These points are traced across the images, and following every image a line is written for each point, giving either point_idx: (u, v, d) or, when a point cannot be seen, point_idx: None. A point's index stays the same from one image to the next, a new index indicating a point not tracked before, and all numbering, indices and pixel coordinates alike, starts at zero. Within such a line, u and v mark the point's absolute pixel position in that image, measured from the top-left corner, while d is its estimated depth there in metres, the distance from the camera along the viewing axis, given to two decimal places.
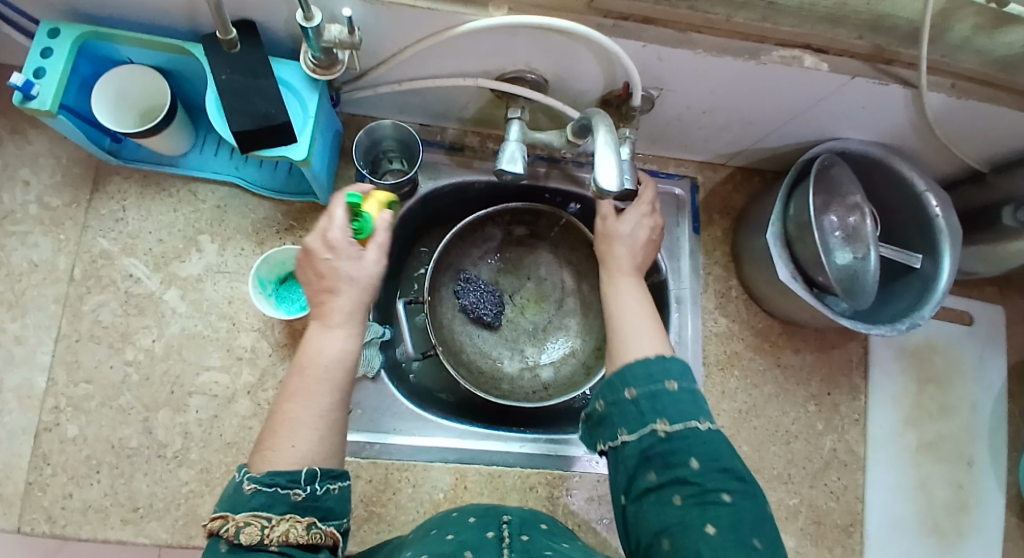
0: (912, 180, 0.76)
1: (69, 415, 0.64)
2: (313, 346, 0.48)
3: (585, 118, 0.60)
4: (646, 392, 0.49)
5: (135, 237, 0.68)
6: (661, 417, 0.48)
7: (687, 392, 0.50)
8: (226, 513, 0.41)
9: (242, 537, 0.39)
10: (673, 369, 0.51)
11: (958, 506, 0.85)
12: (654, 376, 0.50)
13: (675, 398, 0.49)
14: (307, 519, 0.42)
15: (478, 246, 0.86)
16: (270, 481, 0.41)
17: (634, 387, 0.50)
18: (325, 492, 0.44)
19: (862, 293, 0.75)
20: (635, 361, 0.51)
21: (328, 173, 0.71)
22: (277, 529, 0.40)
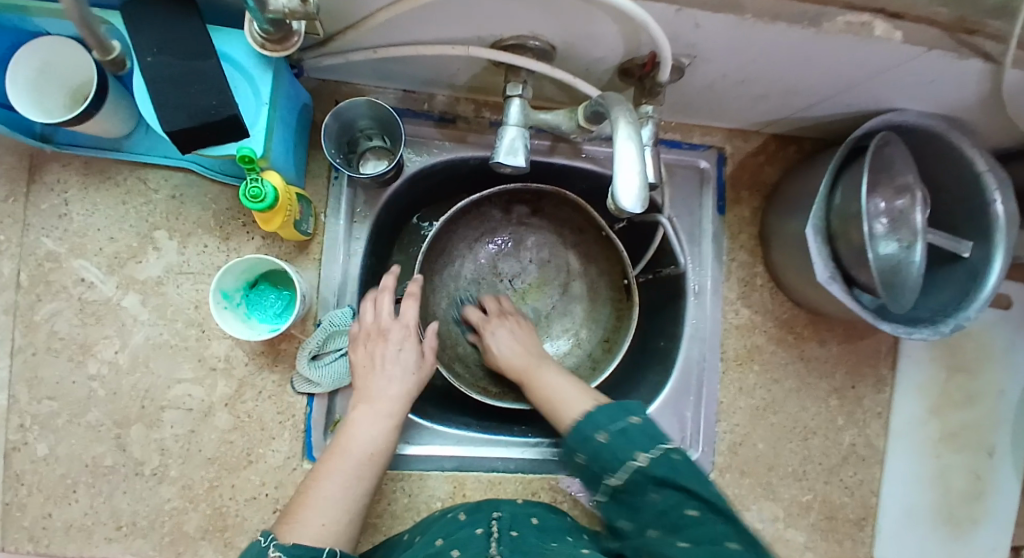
0: (972, 160, 0.65)
1: (37, 434, 0.59)
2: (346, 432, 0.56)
3: (599, 103, 0.49)
4: (589, 453, 0.52)
5: (83, 236, 0.60)
6: (638, 448, 0.50)
7: (625, 430, 0.51)
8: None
9: None
10: (607, 419, 0.53)
11: (974, 495, 0.80)
12: (587, 434, 0.53)
13: (617, 442, 0.51)
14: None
15: (476, 229, 0.79)
16: (293, 553, 0.45)
17: (603, 429, 0.52)
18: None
19: (902, 291, 0.66)
20: (578, 422, 0.54)
21: (297, 159, 0.60)
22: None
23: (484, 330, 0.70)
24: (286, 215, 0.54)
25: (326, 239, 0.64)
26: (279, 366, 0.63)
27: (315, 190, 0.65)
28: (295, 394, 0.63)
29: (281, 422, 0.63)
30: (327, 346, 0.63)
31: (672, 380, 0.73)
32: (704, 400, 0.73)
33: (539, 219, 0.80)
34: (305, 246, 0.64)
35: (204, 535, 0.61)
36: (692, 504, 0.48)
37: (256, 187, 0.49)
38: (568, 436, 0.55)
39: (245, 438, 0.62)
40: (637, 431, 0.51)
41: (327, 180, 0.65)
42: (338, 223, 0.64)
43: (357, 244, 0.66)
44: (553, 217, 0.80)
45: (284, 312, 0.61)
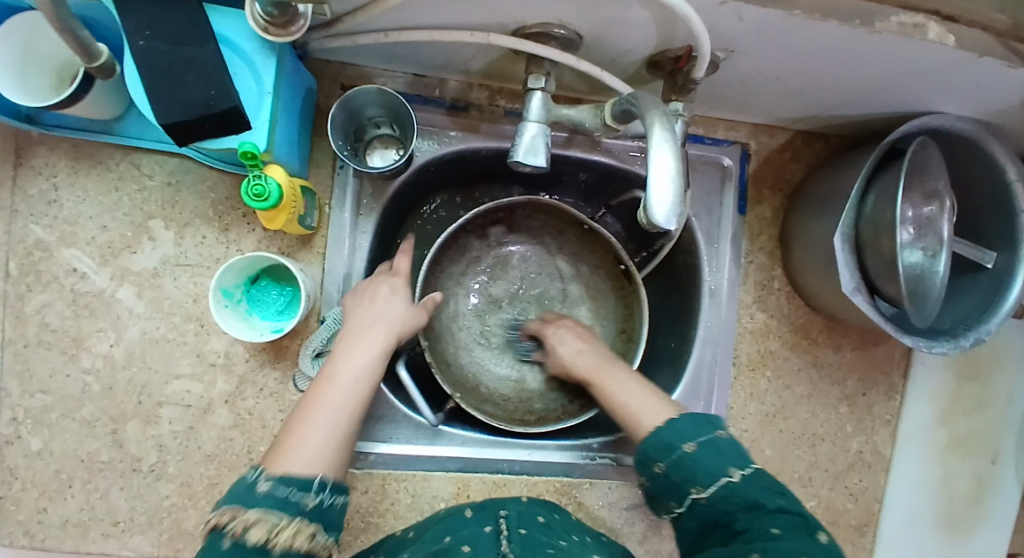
0: (1004, 168, 0.62)
1: (30, 428, 0.57)
2: (332, 366, 0.48)
3: (629, 102, 0.46)
4: (671, 463, 0.44)
5: (74, 224, 0.57)
6: (731, 464, 0.43)
7: (713, 446, 0.43)
8: (232, 508, 0.36)
9: (250, 537, 0.35)
10: (692, 427, 0.45)
11: (976, 501, 0.79)
12: (671, 444, 0.45)
13: (702, 456, 0.43)
14: (314, 528, 0.37)
15: (460, 265, 0.76)
16: (286, 483, 0.38)
17: (690, 439, 0.44)
18: (332, 506, 0.40)
19: (925, 301, 0.63)
20: (653, 433, 0.46)
21: (303, 147, 0.57)
22: (284, 534, 0.36)
23: (545, 329, 0.68)
24: (290, 212, 0.51)
25: (330, 231, 0.61)
26: (281, 363, 0.61)
27: (318, 179, 0.61)
28: (296, 392, 0.61)
29: (282, 420, 0.61)
30: (330, 346, 0.60)
31: (683, 382, 0.71)
32: (715, 404, 0.72)
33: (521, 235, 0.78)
34: (307, 239, 0.61)
35: (203, 533, 0.60)
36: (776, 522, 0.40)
37: (258, 184, 0.46)
38: (642, 445, 0.47)
39: (245, 436, 0.60)
40: (725, 448, 0.43)
41: (331, 170, 0.61)
42: (344, 217, 0.62)
43: (363, 239, 0.63)
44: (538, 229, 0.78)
45: (286, 309, 0.58)
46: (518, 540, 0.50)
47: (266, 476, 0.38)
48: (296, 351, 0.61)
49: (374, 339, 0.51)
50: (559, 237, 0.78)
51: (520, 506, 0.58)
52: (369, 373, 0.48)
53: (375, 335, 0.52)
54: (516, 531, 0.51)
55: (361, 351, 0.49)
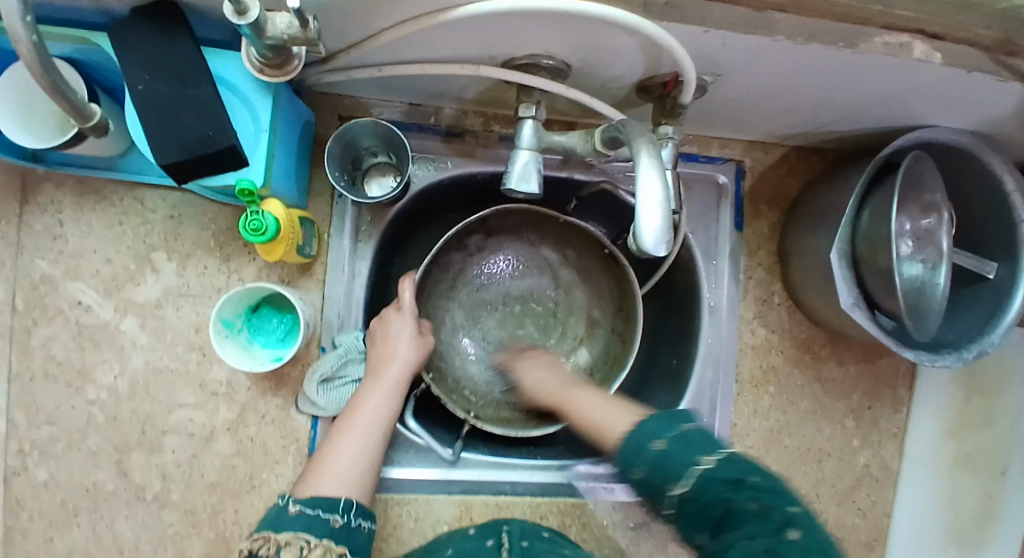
0: (1002, 180, 0.62)
1: (36, 460, 0.58)
2: (361, 400, 0.57)
3: (618, 129, 0.46)
4: (645, 470, 0.39)
5: (79, 258, 0.59)
6: (656, 437, 0.40)
7: (683, 438, 0.39)
8: (267, 532, 0.45)
9: (284, 556, 0.43)
10: (658, 424, 0.40)
11: (986, 518, 0.77)
12: (641, 448, 0.40)
13: (678, 451, 0.38)
14: (340, 548, 0.46)
15: (445, 282, 0.74)
16: (313, 506, 0.47)
17: (659, 437, 0.39)
18: (358, 528, 0.49)
19: (925, 316, 0.63)
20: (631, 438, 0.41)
21: (301, 179, 0.58)
22: (314, 553, 0.44)
23: (517, 360, 0.66)
24: (289, 243, 0.52)
25: (329, 258, 0.62)
26: (282, 390, 0.62)
27: (317, 209, 0.62)
28: (298, 417, 0.62)
29: (285, 446, 0.61)
30: (339, 371, 0.61)
31: (685, 400, 0.71)
32: (717, 420, 0.71)
33: (497, 240, 0.77)
34: (307, 267, 0.62)
35: None
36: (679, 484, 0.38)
37: (256, 219, 0.46)
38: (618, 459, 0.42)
39: (247, 463, 0.61)
40: (691, 435, 0.39)
41: (330, 199, 0.62)
42: (342, 242, 0.62)
43: (361, 264, 0.64)
44: (516, 233, 0.77)
45: (286, 337, 0.59)
46: (518, 555, 0.52)
47: (296, 500, 0.47)
48: (297, 377, 0.62)
49: (386, 391, 0.58)
50: (537, 234, 0.77)
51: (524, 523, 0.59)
52: (381, 427, 0.56)
53: (388, 385, 0.58)
54: (515, 545, 0.54)
55: (381, 389, 0.58)
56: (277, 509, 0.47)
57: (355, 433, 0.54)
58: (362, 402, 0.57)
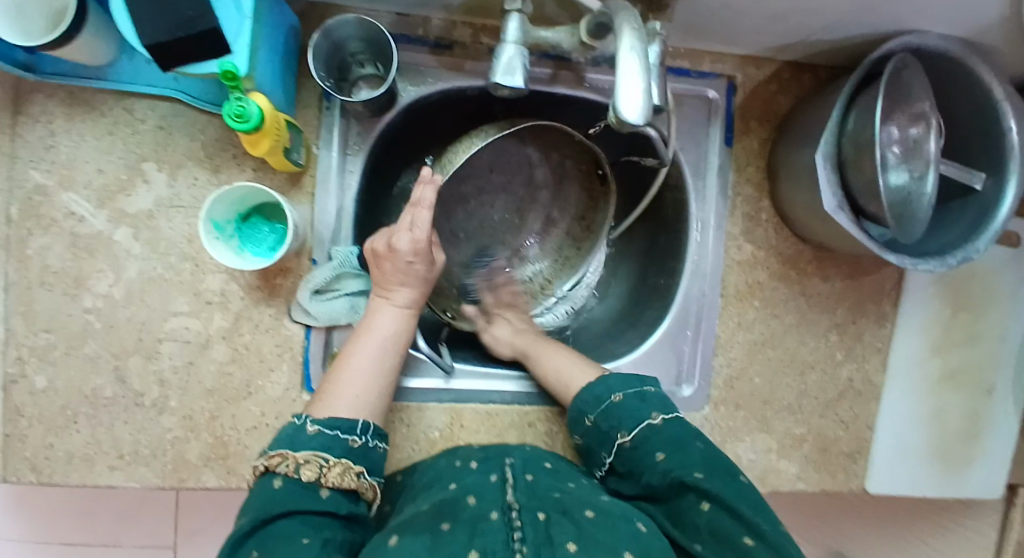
0: (990, 87, 0.62)
1: (36, 366, 0.60)
2: (370, 317, 0.61)
3: (604, 14, 0.47)
4: (600, 414, 0.61)
5: (70, 167, 0.59)
6: (654, 409, 0.60)
7: (641, 396, 0.62)
8: (283, 451, 0.49)
9: (304, 472, 0.48)
10: (617, 382, 0.63)
11: (971, 432, 0.81)
12: (601, 397, 0.62)
13: (629, 405, 0.61)
14: (358, 467, 0.51)
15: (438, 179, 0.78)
16: (331, 427, 0.52)
17: (619, 392, 0.62)
18: (374, 447, 0.54)
19: (912, 223, 0.64)
20: (581, 392, 0.63)
21: (287, 83, 0.58)
22: (333, 470, 0.49)
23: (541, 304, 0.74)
24: (275, 138, 0.51)
25: (320, 170, 0.63)
26: (276, 301, 0.63)
27: (305, 120, 0.62)
28: (293, 325, 0.63)
29: (280, 354, 0.63)
30: (332, 284, 0.63)
31: (671, 312, 0.74)
32: (702, 335, 0.73)
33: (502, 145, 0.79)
34: (297, 178, 0.62)
35: (207, 463, 0.62)
36: (697, 468, 0.55)
37: (241, 105, 0.46)
38: (574, 406, 0.64)
39: (244, 370, 0.63)
40: (652, 399, 0.61)
41: (318, 111, 0.62)
42: (331, 153, 0.63)
43: (351, 177, 0.65)
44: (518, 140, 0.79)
45: (278, 246, 0.61)
46: (523, 489, 0.52)
47: (313, 421, 0.52)
48: (292, 288, 0.63)
49: (394, 312, 0.62)
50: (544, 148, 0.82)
51: (525, 454, 0.62)
52: (393, 345, 0.60)
53: (397, 310, 0.62)
54: (520, 479, 0.54)
55: (390, 309, 0.61)
56: (294, 428, 0.51)
57: (367, 348, 0.59)
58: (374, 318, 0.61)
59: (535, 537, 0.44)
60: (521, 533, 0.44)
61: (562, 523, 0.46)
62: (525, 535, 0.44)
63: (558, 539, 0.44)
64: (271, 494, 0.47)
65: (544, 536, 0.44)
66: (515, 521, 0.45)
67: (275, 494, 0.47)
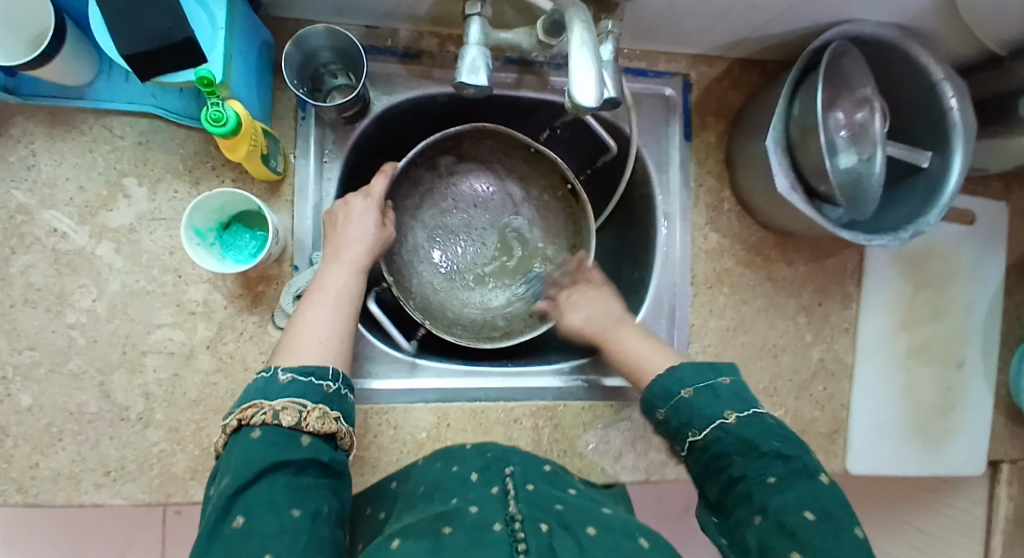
0: (930, 69, 0.66)
1: (20, 385, 0.59)
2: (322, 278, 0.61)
3: (557, 11, 0.50)
4: (670, 408, 0.56)
5: (52, 186, 0.60)
6: (727, 407, 0.53)
7: (713, 387, 0.55)
8: (257, 401, 0.49)
9: (283, 418, 0.48)
10: (690, 374, 0.56)
11: (945, 407, 0.83)
12: (670, 391, 0.56)
13: (701, 399, 0.54)
14: (335, 413, 0.51)
15: (416, 196, 0.83)
16: (303, 375, 0.52)
17: (688, 386, 0.55)
18: (345, 398, 0.54)
19: (863, 202, 0.68)
20: (651, 384, 0.58)
21: (262, 94, 0.61)
22: (312, 414, 0.49)
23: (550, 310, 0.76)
24: (252, 143, 0.53)
25: (297, 178, 0.65)
26: (258, 308, 0.64)
27: (281, 130, 0.64)
28: (276, 333, 0.64)
29: (264, 361, 0.64)
30: None
31: (647, 303, 0.77)
32: (677, 323, 0.76)
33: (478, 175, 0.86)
34: (275, 188, 0.64)
35: (193, 476, 0.62)
36: (771, 472, 0.50)
37: (217, 110, 0.48)
38: (647, 394, 0.58)
39: (228, 379, 0.63)
40: (724, 391, 0.55)
41: (293, 121, 0.64)
42: (308, 161, 0.65)
43: (328, 184, 0.67)
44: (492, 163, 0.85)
45: (258, 252, 0.62)
46: (524, 499, 0.51)
47: (284, 370, 0.51)
48: (273, 295, 0.64)
49: (349, 271, 0.63)
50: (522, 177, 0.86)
51: (524, 460, 0.60)
52: (348, 300, 0.61)
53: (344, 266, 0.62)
54: (521, 489, 0.53)
55: (345, 267, 0.62)
56: (264, 382, 0.51)
57: (320, 308, 0.59)
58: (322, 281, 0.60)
59: (539, 547, 0.43)
60: (524, 544, 0.42)
61: (565, 539, 0.45)
62: (529, 545, 0.42)
63: (562, 551, 0.43)
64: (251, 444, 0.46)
65: (548, 549, 0.43)
66: (518, 531, 0.44)
67: (257, 446, 0.46)
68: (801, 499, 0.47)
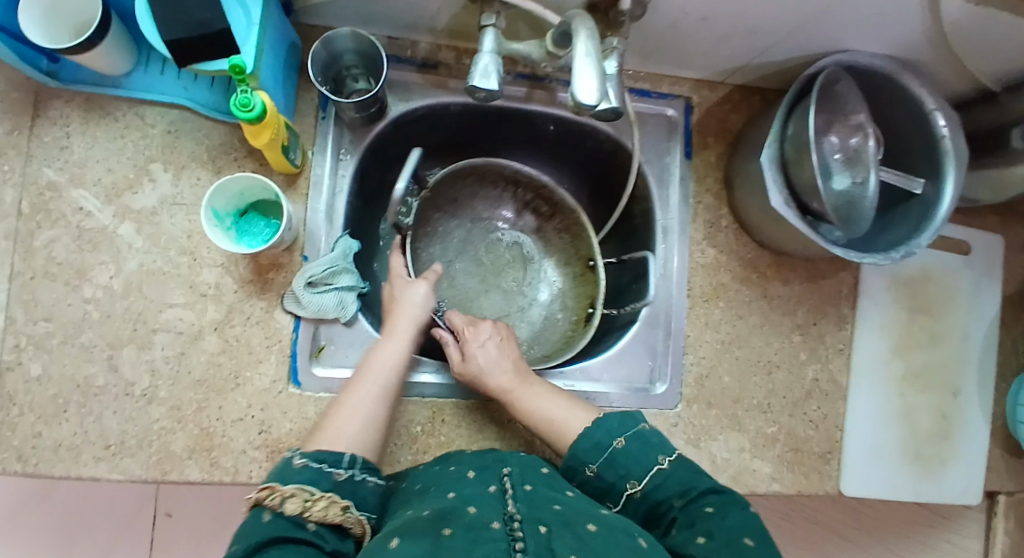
0: (922, 99, 0.70)
1: (31, 354, 0.61)
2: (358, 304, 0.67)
3: (566, 23, 0.54)
4: (602, 463, 0.57)
5: (82, 166, 0.64)
6: (660, 452, 0.57)
7: (640, 437, 0.58)
8: (272, 484, 0.48)
9: (288, 507, 0.46)
10: (618, 423, 0.59)
11: (941, 434, 0.83)
12: (601, 442, 0.58)
13: (634, 446, 0.57)
14: (345, 501, 0.50)
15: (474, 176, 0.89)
16: (318, 460, 0.51)
17: (620, 437, 0.58)
18: (363, 481, 0.53)
19: (857, 221, 0.71)
20: (579, 439, 0.59)
21: (287, 93, 0.65)
22: (317, 504, 0.47)
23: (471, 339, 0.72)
24: (274, 132, 0.56)
25: (313, 173, 0.68)
26: (267, 294, 0.66)
27: (302, 127, 0.68)
28: (282, 318, 0.66)
29: (268, 346, 0.65)
30: (326, 277, 0.67)
31: (644, 312, 0.79)
32: (673, 333, 0.77)
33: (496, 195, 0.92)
34: (292, 181, 0.67)
35: (191, 455, 0.63)
36: (711, 503, 0.52)
37: (245, 96, 0.51)
38: (569, 459, 0.59)
39: (233, 361, 0.65)
40: (653, 444, 0.57)
41: (314, 120, 0.68)
42: (325, 158, 0.68)
43: (342, 181, 0.70)
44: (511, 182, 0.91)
45: (271, 239, 0.65)
46: (522, 500, 0.49)
47: (300, 455, 0.51)
48: (282, 282, 0.66)
49: (392, 369, 0.63)
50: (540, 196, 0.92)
51: (522, 461, 0.58)
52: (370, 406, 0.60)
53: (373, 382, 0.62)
54: (519, 489, 0.51)
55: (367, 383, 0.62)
56: (285, 462, 0.51)
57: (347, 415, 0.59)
58: (371, 371, 0.62)
59: (538, 546, 0.41)
60: (522, 543, 0.40)
61: (564, 538, 0.43)
62: (528, 544, 0.40)
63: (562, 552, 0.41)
64: (258, 527, 0.45)
65: (547, 549, 0.41)
66: (516, 532, 0.42)
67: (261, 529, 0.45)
68: (739, 527, 0.48)
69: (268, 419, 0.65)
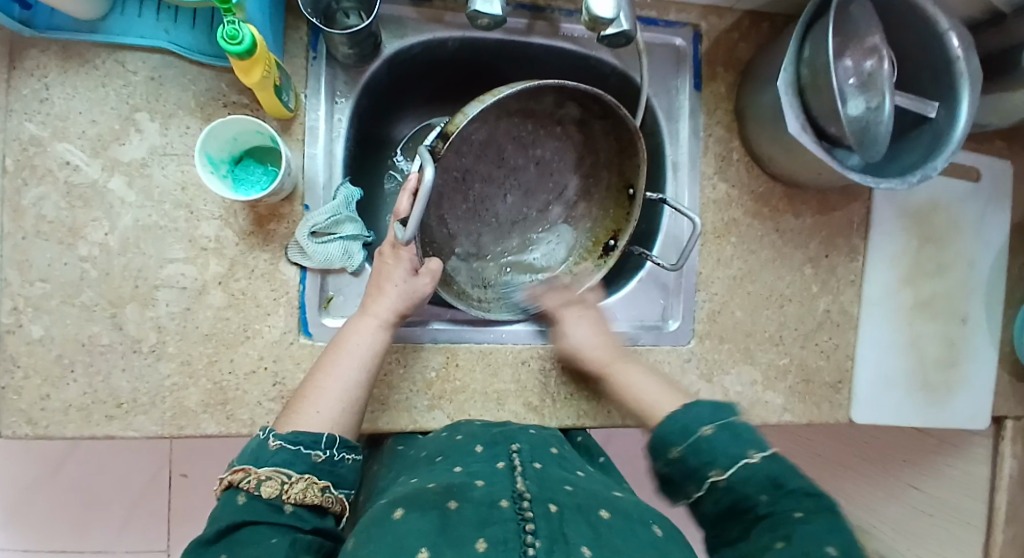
0: (936, 19, 0.67)
1: (31, 316, 0.60)
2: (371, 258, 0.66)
3: None
4: (689, 447, 0.54)
5: (65, 119, 0.61)
6: (750, 449, 0.53)
7: (733, 431, 0.54)
8: (247, 466, 0.50)
9: (264, 490, 0.48)
10: (712, 411, 0.56)
11: (949, 361, 0.83)
12: (689, 427, 0.55)
13: (721, 437, 0.54)
14: (323, 481, 0.52)
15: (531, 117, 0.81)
16: (294, 442, 0.52)
17: (709, 423, 0.55)
18: (341, 461, 0.54)
19: (873, 145, 0.68)
20: (667, 421, 0.57)
21: (274, 31, 0.61)
22: (294, 486, 0.49)
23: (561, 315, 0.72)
24: (265, 68, 0.53)
25: (307, 117, 0.65)
26: (270, 246, 0.64)
27: (293, 68, 0.64)
28: (287, 268, 0.64)
29: (275, 299, 0.64)
30: (329, 226, 0.65)
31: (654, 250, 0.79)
32: (684, 272, 0.76)
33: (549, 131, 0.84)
34: (287, 126, 0.64)
35: (206, 409, 0.62)
36: (799, 507, 0.49)
37: (231, 27, 0.48)
38: (654, 438, 0.58)
39: (240, 315, 0.63)
40: (745, 439, 0.54)
41: (305, 60, 0.65)
42: (320, 102, 0.65)
43: (340, 125, 0.68)
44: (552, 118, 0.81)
45: (268, 187, 0.63)
46: (534, 479, 0.48)
47: (275, 435, 0.52)
48: (284, 234, 0.64)
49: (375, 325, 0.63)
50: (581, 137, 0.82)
51: (531, 440, 0.58)
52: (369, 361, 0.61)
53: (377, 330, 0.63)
54: (529, 467, 0.50)
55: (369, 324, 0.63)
56: (258, 443, 0.51)
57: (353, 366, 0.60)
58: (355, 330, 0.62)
59: (549, 530, 0.40)
60: (533, 526, 0.40)
61: (576, 520, 0.42)
62: (538, 527, 0.39)
63: (573, 537, 0.40)
64: (235, 510, 0.47)
65: (558, 530, 0.40)
66: (527, 512, 0.41)
67: (236, 513, 0.47)
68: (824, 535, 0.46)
69: (281, 371, 0.64)
